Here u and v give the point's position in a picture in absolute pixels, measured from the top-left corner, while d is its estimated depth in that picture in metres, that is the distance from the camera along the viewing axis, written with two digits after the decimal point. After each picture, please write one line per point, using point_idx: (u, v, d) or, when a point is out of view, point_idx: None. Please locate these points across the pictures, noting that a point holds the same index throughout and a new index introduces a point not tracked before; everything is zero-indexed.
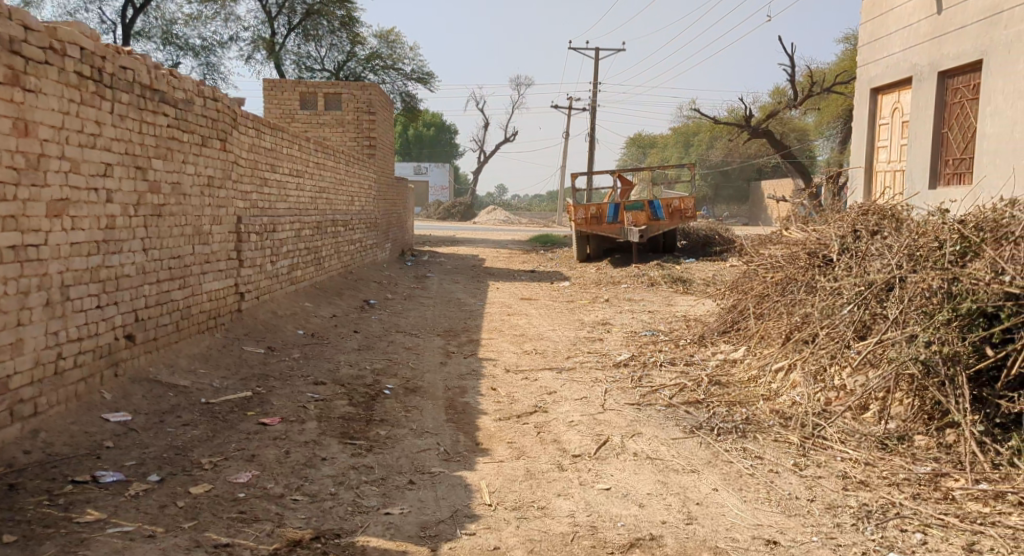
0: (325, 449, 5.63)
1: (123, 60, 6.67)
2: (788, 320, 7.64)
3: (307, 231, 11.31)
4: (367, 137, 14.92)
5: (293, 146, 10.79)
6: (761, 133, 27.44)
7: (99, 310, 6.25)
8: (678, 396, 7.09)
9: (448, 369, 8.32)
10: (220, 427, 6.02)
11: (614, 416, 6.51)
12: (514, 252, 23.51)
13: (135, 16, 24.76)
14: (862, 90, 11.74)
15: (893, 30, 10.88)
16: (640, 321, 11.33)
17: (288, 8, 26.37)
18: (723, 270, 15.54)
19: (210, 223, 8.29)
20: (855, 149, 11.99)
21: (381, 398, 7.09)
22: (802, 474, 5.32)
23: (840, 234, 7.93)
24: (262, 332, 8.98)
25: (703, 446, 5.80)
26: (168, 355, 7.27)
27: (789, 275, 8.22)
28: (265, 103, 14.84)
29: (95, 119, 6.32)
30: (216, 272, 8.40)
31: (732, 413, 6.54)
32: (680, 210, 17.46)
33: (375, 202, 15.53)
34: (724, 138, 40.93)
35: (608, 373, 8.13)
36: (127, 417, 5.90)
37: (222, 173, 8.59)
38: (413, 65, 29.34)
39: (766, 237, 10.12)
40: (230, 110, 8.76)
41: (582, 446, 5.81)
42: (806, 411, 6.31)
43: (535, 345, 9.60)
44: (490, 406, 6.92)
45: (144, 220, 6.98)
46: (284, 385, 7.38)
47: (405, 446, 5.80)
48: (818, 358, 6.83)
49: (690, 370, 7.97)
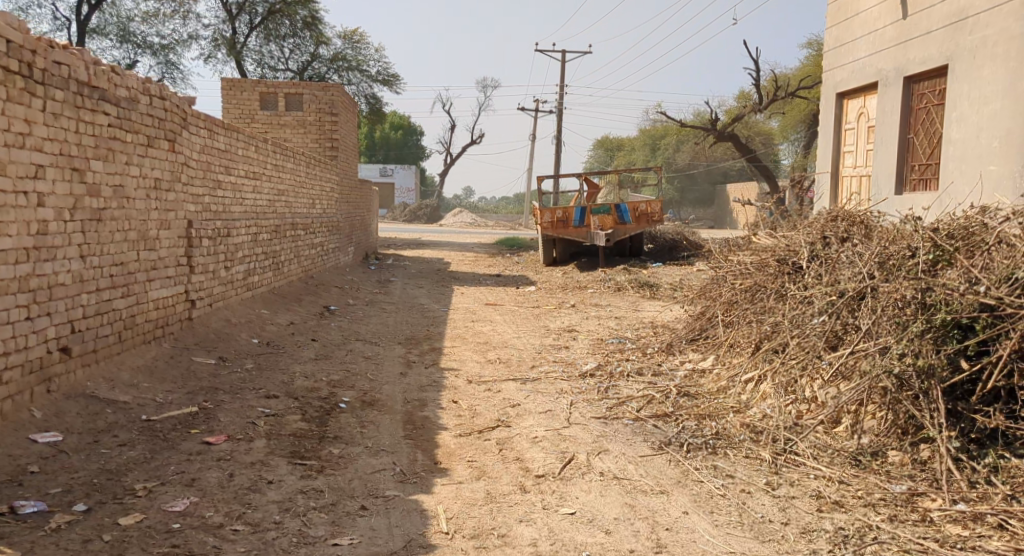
0: (271, 472, 5.28)
1: (57, 54, 6.33)
2: (757, 329, 7.40)
3: (264, 235, 10.91)
4: (329, 138, 14.53)
5: (250, 147, 10.38)
6: (728, 137, 27.39)
7: (28, 322, 5.98)
8: (646, 409, 6.82)
9: (408, 380, 7.98)
10: (159, 447, 5.64)
11: (580, 432, 6.22)
12: (480, 256, 23.17)
13: (90, 13, 24.13)
14: (828, 94, 11.59)
15: (858, 35, 10.73)
16: (607, 328, 11.06)
17: (249, 7, 25.89)
18: (691, 275, 15.35)
19: (158, 228, 7.88)
20: (821, 153, 11.84)
21: (336, 413, 6.74)
22: (774, 494, 5.07)
23: (810, 241, 7.74)
24: (213, 341, 8.57)
25: (672, 463, 5.53)
26: (110, 368, 6.89)
27: (758, 282, 8.00)
28: (223, 103, 14.31)
29: (24, 117, 6.01)
30: (163, 279, 7.99)
31: (702, 427, 6.27)
32: (647, 214, 17.20)
33: (338, 205, 15.13)
34: (691, 141, 40.93)
35: (574, 384, 7.84)
36: (58, 438, 5.50)
37: (171, 176, 8.19)
38: (378, 66, 28.91)
39: (733, 241, 9.90)
40: (180, 109, 8.36)
41: (545, 465, 5.50)
42: (777, 424, 6.04)
43: (499, 354, 9.29)
44: (450, 420, 6.59)
45: (81, 225, 6.63)
46: (233, 399, 6.99)
47: (358, 466, 5.46)
48: (789, 369, 6.59)
49: (658, 380, 7.71)
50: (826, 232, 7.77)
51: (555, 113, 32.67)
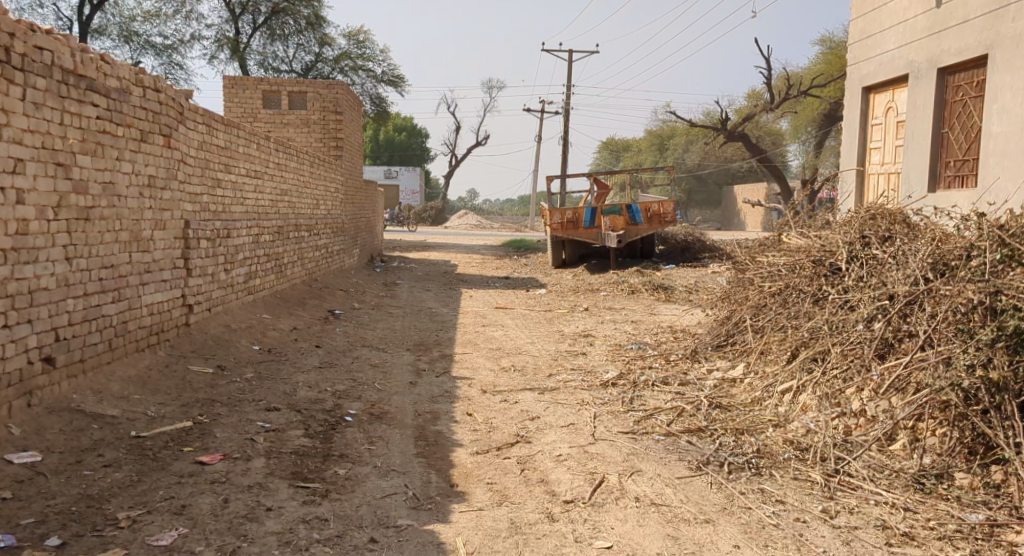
0: (271, 496, 4.77)
1: (38, 39, 5.89)
2: (793, 335, 6.77)
3: (266, 237, 10.39)
4: (334, 138, 14.01)
5: (251, 144, 9.87)
6: (739, 137, 26.85)
7: (6, 331, 5.55)
8: (676, 423, 6.25)
9: (418, 391, 7.45)
10: (147, 468, 5.12)
11: (608, 449, 5.69)
12: (487, 259, 22.59)
13: (93, 12, 23.74)
14: (853, 88, 11.01)
15: (887, 26, 10.17)
16: (623, 333, 10.52)
17: (253, 7, 25.43)
18: (708, 278, 14.80)
19: (152, 229, 7.37)
20: (845, 151, 11.23)
21: (342, 428, 6.21)
22: (834, 523, 4.55)
23: (848, 240, 7.14)
24: (212, 349, 8.05)
25: (714, 486, 5.00)
26: (99, 379, 6.41)
27: (792, 284, 7.40)
28: (226, 102, 13.81)
29: (1, 106, 5.56)
30: (158, 283, 7.48)
31: (741, 443, 5.68)
32: (660, 214, 16.61)
33: (343, 206, 14.60)
34: (698, 142, 40.31)
35: (596, 394, 7.31)
36: (37, 457, 5.00)
37: (167, 173, 7.68)
38: (383, 66, 28.40)
39: (760, 240, 9.29)
40: (175, 103, 7.85)
41: (573, 488, 4.97)
42: (825, 441, 5.43)
43: (513, 361, 8.77)
44: (465, 436, 6.07)
45: (66, 224, 6.16)
46: (230, 412, 6.47)
47: (367, 489, 4.95)
48: (831, 379, 5.98)
49: (687, 390, 7.14)
50: (865, 230, 7.18)
51: (563, 113, 32.18)
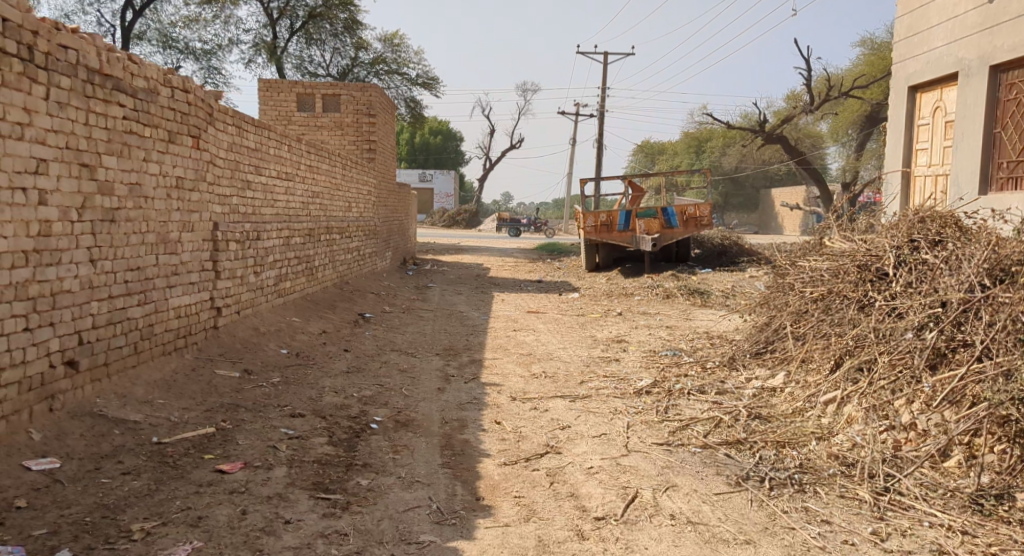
0: (291, 508, 4.64)
1: (63, 37, 5.80)
2: (837, 343, 6.46)
3: (297, 239, 10.27)
4: (367, 141, 13.90)
5: (283, 146, 9.75)
6: (777, 139, 26.35)
7: (27, 334, 5.45)
8: (714, 435, 5.99)
9: (446, 397, 7.26)
10: (166, 476, 4.99)
11: (641, 462, 5.45)
12: (520, 262, 22.35)
13: (133, 18, 23.94)
14: (899, 88, 10.64)
15: (935, 22, 9.81)
16: (658, 339, 10.25)
17: (290, 12, 25.48)
18: (745, 282, 14.46)
19: (180, 230, 7.26)
20: (891, 152, 10.85)
21: (367, 435, 6.05)
22: (885, 547, 4.30)
23: (895, 244, 6.82)
24: (239, 353, 7.93)
25: (755, 504, 4.74)
26: (123, 383, 6.31)
27: (835, 290, 7.09)
28: (260, 105, 13.78)
29: (24, 105, 5.47)
30: (186, 285, 7.37)
31: (782, 457, 5.41)
32: (696, 218, 16.28)
33: (375, 210, 14.48)
34: (736, 144, 39.74)
35: (629, 403, 7.07)
36: (55, 464, 4.89)
37: (196, 174, 7.57)
38: (419, 70, 28.32)
39: (801, 244, 8.96)
40: (205, 104, 7.75)
41: (605, 504, 4.76)
42: (873, 457, 5.14)
43: (544, 367, 8.54)
44: (493, 445, 5.87)
45: (91, 226, 6.06)
46: (255, 419, 6.33)
47: (389, 501, 4.79)
48: (878, 391, 5.67)
49: (725, 400, 6.87)
50: (914, 234, 6.85)
51: (598, 116, 31.90)
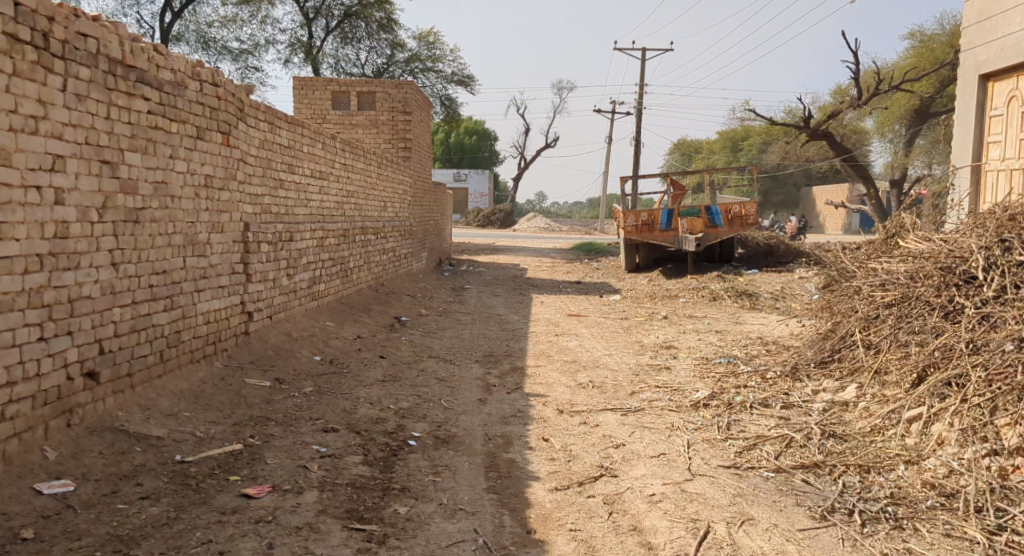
0: (323, 542, 4.20)
1: (80, 25, 5.39)
2: (919, 354, 5.87)
3: (331, 240, 9.83)
4: (403, 138, 13.45)
5: (316, 142, 9.31)
6: (823, 134, 25.46)
7: (42, 344, 5.04)
8: (787, 457, 5.43)
9: (489, 410, 6.77)
10: (187, 501, 4.56)
11: (709, 488, 4.92)
12: (556, 263, 21.78)
13: (171, 20, 23.83)
14: (968, 76, 9.95)
15: (1010, 5, 9.17)
16: (709, 344, 9.68)
17: (325, 11, 25.19)
18: (795, 285, 13.80)
19: (209, 231, 6.85)
20: (958, 146, 10.15)
21: (404, 454, 5.58)
22: None
23: (984, 245, 6.20)
24: (271, 360, 7.51)
25: (848, 544, 4.26)
26: (147, 395, 5.90)
27: (913, 295, 6.47)
28: (295, 103, 13.35)
29: (38, 97, 5.07)
30: (215, 289, 6.96)
31: (869, 485, 4.87)
32: (741, 217, 15.62)
33: (411, 209, 14.03)
34: (778, 141, 38.78)
35: (687, 417, 6.53)
36: (69, 487, 4.49)
37: (226, 172, 7.16)
38: (454, 68, 27.91)
39: (867, 244, 8.34)
40: (235, 99, 7.33)
41: (674, 542, 4.28)
42: (977, 488, 4.59)
43: (590, 376, 8.02)
44: (542, 466, 5.37)
45: (112, 227, 5.65)
46: (285, 434, 5.89)
47: (430, 534, 4.33)
48: (974, 409, 5.09)
49: (792, 415, 6.29)
50: (1004, 233, 6.23)
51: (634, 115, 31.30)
